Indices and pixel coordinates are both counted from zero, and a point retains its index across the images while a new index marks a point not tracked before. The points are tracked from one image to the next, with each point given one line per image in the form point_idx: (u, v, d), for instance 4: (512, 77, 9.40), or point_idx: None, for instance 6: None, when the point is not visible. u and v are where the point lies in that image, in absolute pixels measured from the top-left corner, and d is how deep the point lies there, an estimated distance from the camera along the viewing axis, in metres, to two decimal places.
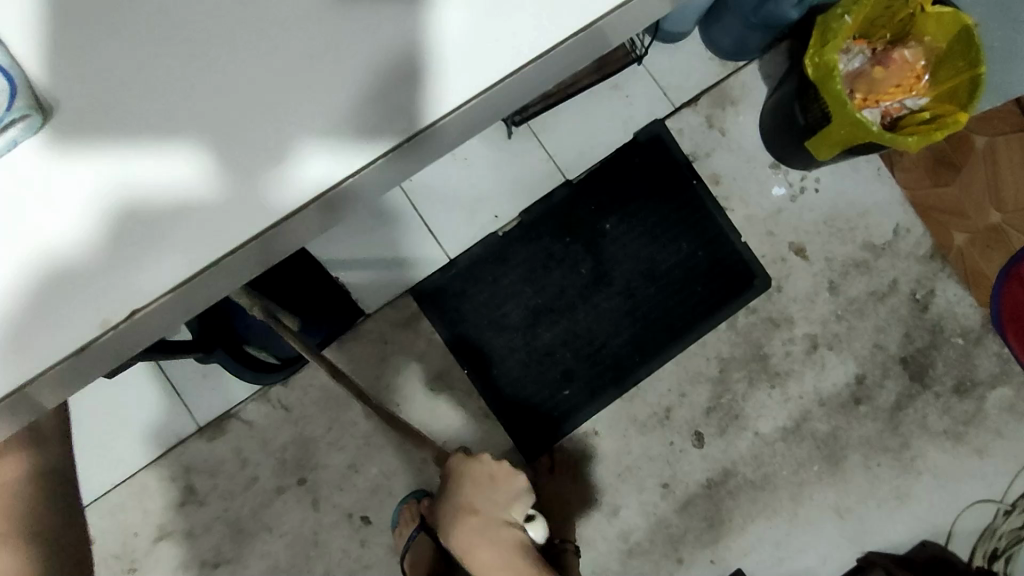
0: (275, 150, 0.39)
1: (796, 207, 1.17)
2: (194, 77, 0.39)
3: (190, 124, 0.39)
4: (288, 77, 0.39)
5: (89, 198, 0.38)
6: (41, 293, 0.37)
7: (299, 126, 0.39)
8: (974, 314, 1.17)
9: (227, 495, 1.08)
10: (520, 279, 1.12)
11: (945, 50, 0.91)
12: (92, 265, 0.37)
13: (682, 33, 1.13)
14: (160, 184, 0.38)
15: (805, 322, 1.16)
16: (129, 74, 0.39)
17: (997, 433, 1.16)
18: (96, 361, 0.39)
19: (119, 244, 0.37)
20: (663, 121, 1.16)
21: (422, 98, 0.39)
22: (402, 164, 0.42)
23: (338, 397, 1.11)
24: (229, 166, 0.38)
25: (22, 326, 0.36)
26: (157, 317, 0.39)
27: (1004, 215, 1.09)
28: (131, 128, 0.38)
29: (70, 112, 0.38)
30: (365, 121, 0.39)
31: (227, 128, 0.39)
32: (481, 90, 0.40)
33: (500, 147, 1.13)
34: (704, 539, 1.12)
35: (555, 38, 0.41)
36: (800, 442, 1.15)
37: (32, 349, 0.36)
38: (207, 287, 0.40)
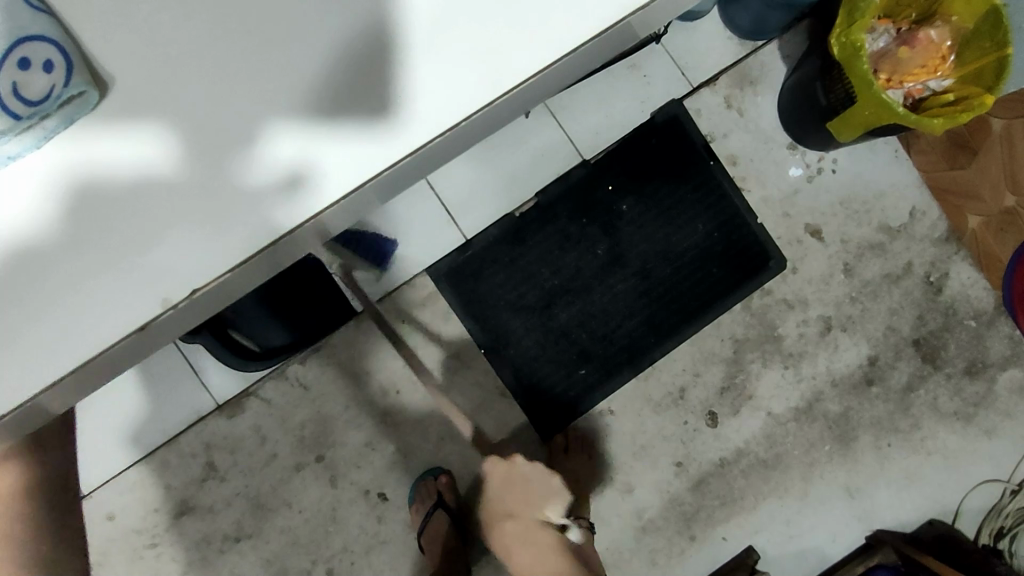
0: (299, 138, 0.40)
1: (813, 188, 1.16)
2: (214, 64, 0.40)
3: (206, 114, 0.40)
4: (304, 68, 0.40)
5: (123, 182, 0.39)
6: (98, 276, 0.39)
7: (328, 114, 0.40)
8: (987, 297, 1.18)
9: (247, 471, 1.09)
10: (534, 261, 1.12)
11: (971, 30, 0.90)
12: (138, 248, 0.39)
13: (702, 12, 1.12)
14: (191, 170, 0.39)
15: (819, 303, 1.16)
16: (171, 63, 0.40)
17: (1006, 414, 1.17)
18: (154, 336, 0.41)
19: (167, 230, 0.39)
20: (681, 101, 1.15)
21: (431, 96, 0.41)
22: (435, 154, 0.44)
23: (355, 375, 1.11)
24: (252, 154, 0.40)
25: (86, 305, 0.39)
26: (216, 293, 0.41)
27: (1018, 199, 1.06)
28: (163, 113, 0.40)
29: (115, 98, 0.40)
30: (397, 112, 0.40)
31: (241, 117, 0.40)
32: (505, 90, 0.41)
33: (519, 127, 1.13)
34: (716, 517, 1.14)
35: (579, 39, 0.42)
36: (811, 422, 1.16)
37: (96, 326, 0.39)
38: (259, 267, 0.42)
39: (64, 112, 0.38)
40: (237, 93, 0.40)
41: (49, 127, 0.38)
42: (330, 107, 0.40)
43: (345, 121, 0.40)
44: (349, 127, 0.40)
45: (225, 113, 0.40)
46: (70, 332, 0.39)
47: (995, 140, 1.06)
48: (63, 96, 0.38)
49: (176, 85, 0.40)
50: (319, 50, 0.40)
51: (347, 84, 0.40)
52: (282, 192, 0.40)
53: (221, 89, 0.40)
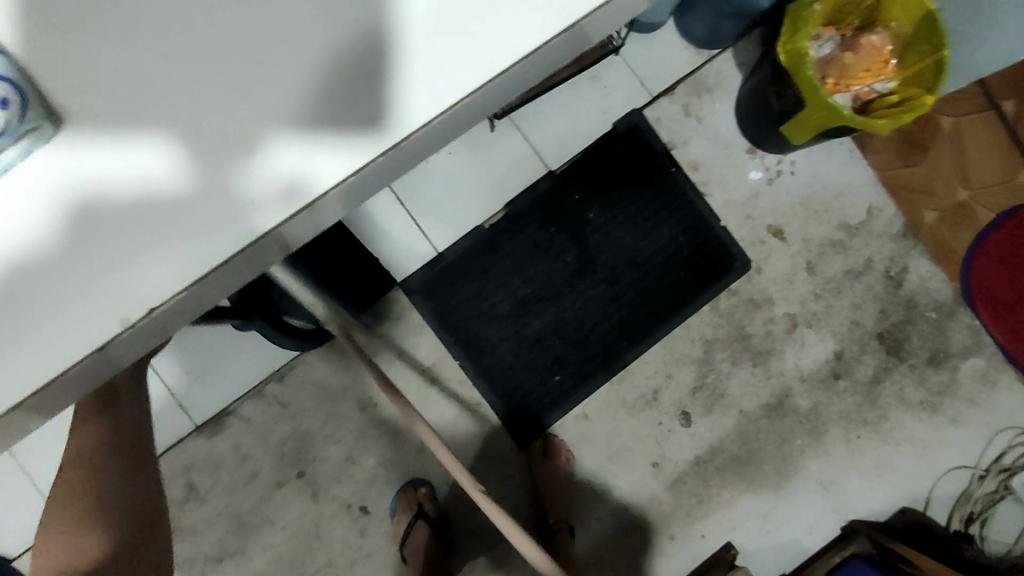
0: (275, 142, 0.40)
1: (772, 190, 1.19)
2: (185, 76, 0.40)
3: (179, 126, 0.40)
4: (274, 76, 0.40)
5: (94, 198, 0.39)
6: (67, 293, 0.39)
7: (299, 122, 0.40)
8: (946, 289, 1.22)
9: (229, 490, 1.10)
10: (506, 270, 1.14)
11: (910, 35, 0.94)
12: (111, 262, 0.39)
13: (657, 24, 1.15)
14: (167, 183, 0.39)
15: (785, 302, 1.19)
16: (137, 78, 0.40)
17: (970, 402, 1.21)
18: (118, 355, 0.41)
19: (137, 244, 0.39)
20: (641, 111, 1.18)
21: (400, 100, 0.40)
22: (407, 157, 0.44)
23: (332, 392, 1.12)
24: (232, 159, 0.40)
25: (55, 322, 0.39)
26: (176, 311, 0.41)
27: (971, 193, 1.10)
28: (135, 128, 0.40)
29: (83, 116, 0.39)
30: (365, 117, 0.40)
31: (212, 129, 0.40)
32: (470, 90, 0.41)
33: (484, 140, 1.15)
34: (694, 515, 1.16)
35: (542, 38, 0.42)
36: (782, 418, 1.18)
37: (62, 343, 0.39)
38: (222, 280, 0.42)
39: (20, 145, 0.38)
40: (210, 103, 0.40)
41: (10, 156, 0.38)
42: (307, 114, 0.40)
43: (317, 128, 0.40)
44: (319, 135, 0.40)
45: (199, 123, 0.40)
46: (35, 349, 0.39)
47: (945, 137, 1.10)
48: (20, 130, 0.37)
49: (152, 100, 0.40)
50: (289, 58, 0.40)
51: (319, 89, 0.40)
52: (252, 202, 0.40)
53: (193, 100, 0.40)
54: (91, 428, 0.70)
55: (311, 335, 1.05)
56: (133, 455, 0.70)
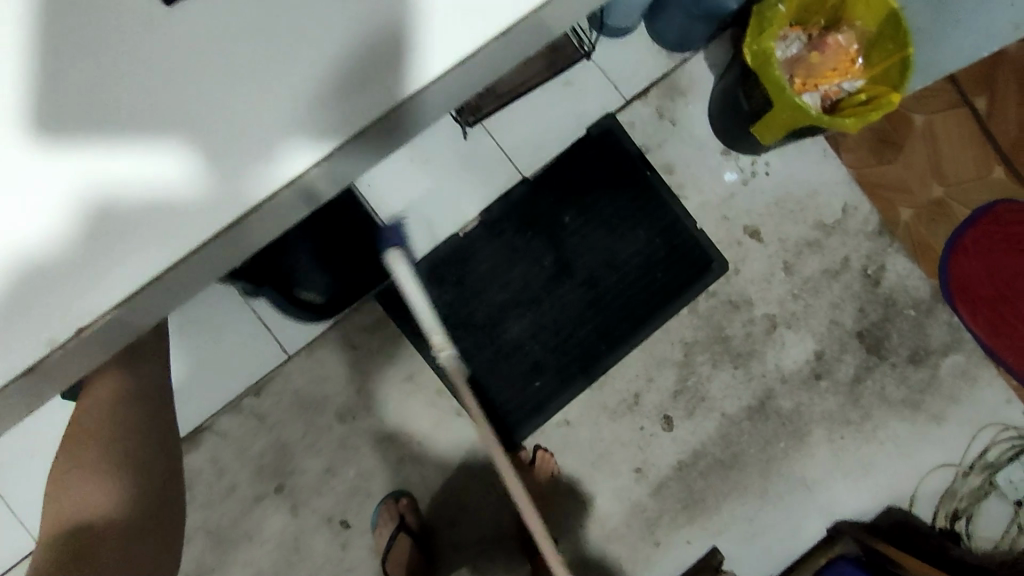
0: (265, 130, 0.39)
1: (748, 191, 1.19)
2: (177, 66, 0.39)
3: (170, 118, 0.39)
4: (266, 63, 0.40)
5: (72, 193, 0.38)
6: (32, 292, 0.38)
7: (287, 108, 0.39)
8: (925, 286, 1.22)
9: (206, 506, 1.08)
10: (482, 278, 1.14)
11: (875, 33, 0.95)
12: (81, 261, 0.38)
13: (628, 28, 1.15)
14: (149, 179, 0.39)
15: (763, 302, 1.19)
16: (124, 68, 0.39)
17: (952, 399, 1.21)
18: (56, 370, 0.40)
19: (112, 243, 0.38)
20: (615, 114, 1.18)
21: (384, 82, 0.40)
22: (383, 137, 0.43)
23: (309, 404, 1.11)
24: (219, 154, 0.39)
25: (16, 323, 0.38)
26: (116, 325, 0.41)
27: (945, 189, 1.25)
28: (119, 122, 0.39)
29: (66, 108, 0.38)
30: (352, 104, 0.40)
31: (206, 119, 0.39)
32: (446, 67, 0.41)
33: (458, 147, 1.15)
34: (679, 520, 1.15)
35: (513, 15, 0.41)
36: (764, 420, 1.18)
37: (16, 345, 0.38)
38: (176, 286, 0.41)
39: None
40: (204, 92, 0.39)
41: None
42: (299, 100, 0.40)
43: (305, 114, 0.40)
44: (307, 120, 0.40)
45: (190, 113, 0.39)
46: None
47: (918, 133, 1.26)
48: None
49: (111, 96, 0.39)
50: (280, 44, 0.40)
51: (308, 74, 0.40)
52: (229, 200, 0.39)
53: (185, 89, 0.39)
54: (118, 377, 0.74)
55: (322, 307, 1.07)
56: (154, 408, 0.76)
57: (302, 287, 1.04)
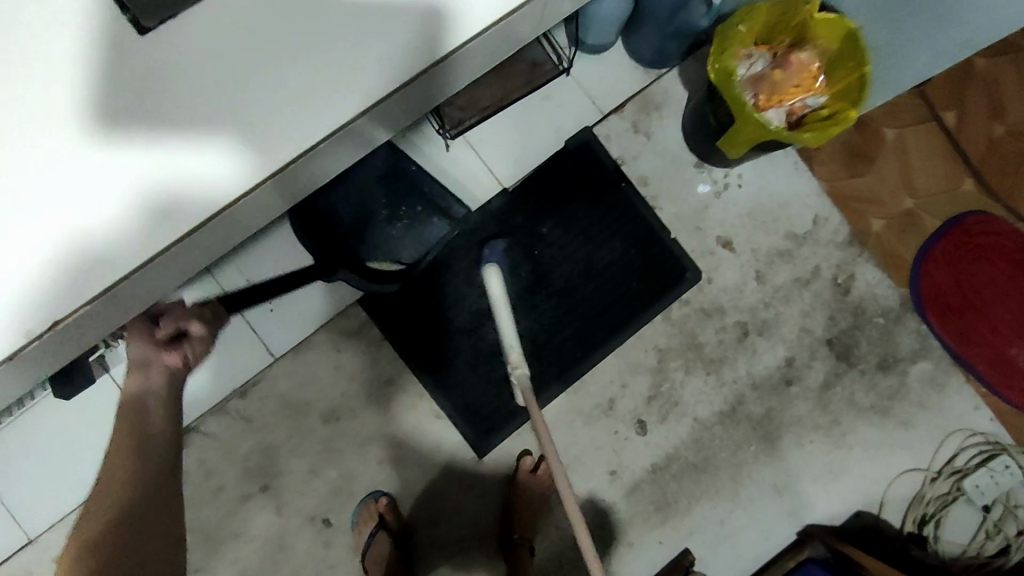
0: (295, 128, 0.50)
1: (721, 203, 1.23)
2: (232, 76, 0.49)
3: (221, 122, 0.49)
4: (303, 71, 0.50)
5: (125, 183, 0.47)
6: (77, 263, 0.47)
7: (317, 109, 0.51)
8: (893, 295, 1.26)
9: (193, 505, 1.12)
10: (461, 289, 1.17)
11: (835, 52, 0.99)
12: (123, 237, 0.47)
13: (604, 45, 1.19)
14: (192, 172, 0.48)
15: (735, 310, 1.22)
16: (186, 78, 0.48)
17: (920, 405, 1.24)
18: (50, 340, 0.49)
19: (150, 223, 0.48)
20: (592, 128, 1.22)
21: (386, 76, 0.51)
22: (376, 117, 0.55)
23: (294, 407, 1.15)
24: (254, 151, 0.50)
25: (58, 289, 0.46)
26: (98, 310, 0.50)
27: (916, 201, 1.28)
28: (171, 126, 0.48)
29: (128, 112, 0.47)
30: (363, 101, 0.51)
31: (253, 122, 0.49)
32: (430, 63, 0.52)
33: (439, 159, 1.19)
34: (652, 522, 1.18)
35: (478, 26, 0.53)
36: (736, 424, 1.21)
37: (45, 309, 0.46)
38: (160, 269, 0.51)
39: None
40: (250, 97, 0.49)
41: None
42: (330, 103, 0.51)
43: (330, 112, 0.51)
44: (329, 115, 0.51)
45: (237, 114, 0.49)
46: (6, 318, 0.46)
47: (890, 147, 1.29)
48: None
49: (174, 102, 0.48)
50: (314, 58, 0.50)
51: (330, 75, 0.50)
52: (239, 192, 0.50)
53: (237, 94, 0.49)
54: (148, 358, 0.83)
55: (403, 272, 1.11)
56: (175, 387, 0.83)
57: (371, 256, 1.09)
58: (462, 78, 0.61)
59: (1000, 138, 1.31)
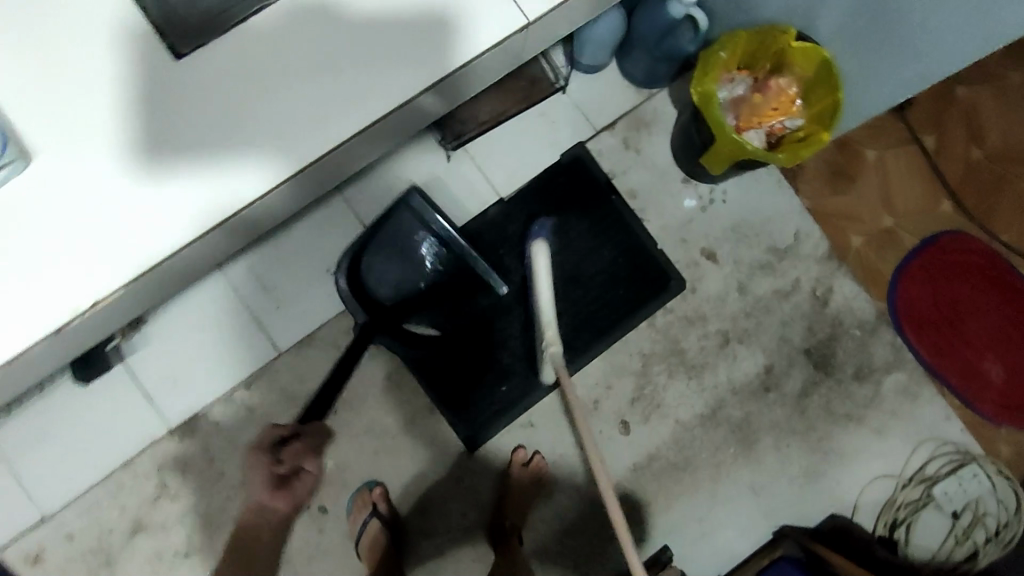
0: (312, 138, 0.69)
1: (706, 216, 1.30)
2: (257, 106, 0.67)
3: (246, 143, 0.67)
4: (318, 97, 0.68)
5: (166, 190, 0.65)
6: (132, 248, 0.65)
7: (325, 122, 0.69)
8: (870, 309, 1.31)
9: (198, 489, 1.19)
10: (461, 313, 1.24)
11: (811, 78, 1.05)
12: (165, 230, 0.66)
13: (599, 65, 1.26)
14: (220, 181, 0.67)
15: (717, 318, 1.29)
16: (221, 109, 0.66)
17: (893, 414, 1.30)
18: (107, 309, 0.67)
19: (184, 220, 0.66)
20: (585, 143, 1.29)
21: (391, 90, 0.70)
22: (383, 129, 0.73)
23: (295, 399, 1.21)
24: (270, 163, 0.68)
25: (115, 267, 0.65)
26: (141, 287, 0.68)
27: (895, 220, 1.34)
28: (204, 149, 0.66)
29: (173, 135, 0.65)
30: (368, 114, 0.70)
31: (274, 140, 0.68)
32: (432, 81, 0.71)
33: (439, 169, 1.26)
34: (631, 517, 1.25)
35: (480, 49, 0.72)
36: (715, 427, 1.27)
37: (105, 283, 0.65)
38: (189, 257, 0.70)
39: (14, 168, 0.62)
40: (270, 121, 0.67)
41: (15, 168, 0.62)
42: (336, 116, 0.69)
43: (338, 123, 0.69)
44: (336, 126, 0.69)
45: (262, 133, 0.67)
46: (80, 288, 0.64)
47: (871, 166, 1.36)
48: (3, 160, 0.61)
49: (209, 128, 0.66)
50: (330, 82, 0.68)
51: (341, 100, 0.69)
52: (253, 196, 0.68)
53: (263, 119, 0.67)
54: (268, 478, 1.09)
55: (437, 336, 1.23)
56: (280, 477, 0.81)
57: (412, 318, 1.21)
58: (470, 93, 0.81)
59: (977, 160, 1.38)
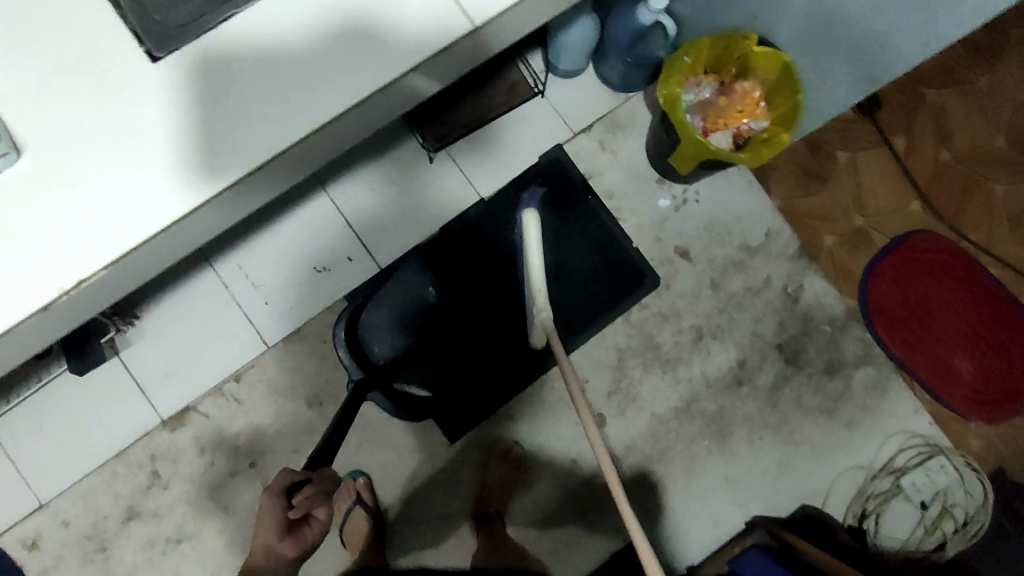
0: (312, 106, 0.55)
1: (679, 216, 1.34)
2: (256, 70, 0.54)
3: (249, 106, 0.54)
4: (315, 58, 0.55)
5: (167, 158, 0.53)
6: (120, 224, 0.52)
7: (328, 83, 0.55)
8: (840, 305, 1.35)
9: (188, 478, 1.24)
10: (447, 362, 1.26)
11: (773, 82, 1.10)
12: (164, 204, 0.53)
13: (576, 70, 1.31)
14: (229, 149, 0.54)
15: (691, 315, 1.33)
16: (219, 73, 0.53)
17: (863, 407, 1.33)
18: (85, 297, 0.55)
19: (185, 190, 0.53)
20: (563, 145, 1.34)
21: (390, 58, 0.56)
22: (378, 104, 0.59)
23: (282, 392, 1.26)
24: (279, 128, 0.54)
25: (98, 246, 0.52)
26: (131, 267, 0.56)
27: (865, 220, 1.39)
28: (208, 112, 0.53)
29: (167, 99, 0.53)
30: (372, 79, 0.56)
31: (276, 106, 0.54)
32: (429, 51, 0.57)
33: (422, 170, 1.31)
34: (607, 507, 1.29)
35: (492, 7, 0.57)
36: (690, 420, 1.31)
37: (86, 263, 0.52)
38: (185, 231, 0.57)
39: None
40: (270, 88, 0.54)
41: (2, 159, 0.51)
42: (337, 78, 0.55)
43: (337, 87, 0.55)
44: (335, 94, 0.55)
45: (264, 98, 0.54)
46: (56, 272, 0.52)
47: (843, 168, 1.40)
48: None
49: (209, 91, 0.53)
50: (327, 41, 0.55)
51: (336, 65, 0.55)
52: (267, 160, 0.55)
53: (260, 84, 0.54)
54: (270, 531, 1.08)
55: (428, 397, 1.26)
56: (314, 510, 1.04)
57: (399, 376, 1.24)
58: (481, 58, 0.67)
59: (947, 162, 1.43)
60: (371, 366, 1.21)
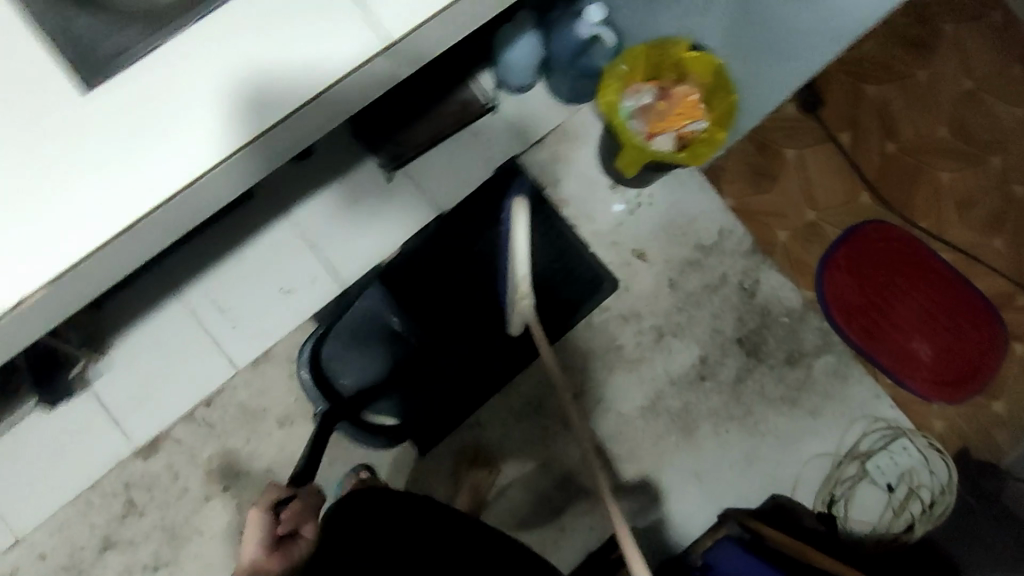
0: (239, 121, 0.58)
1: (634, 219, 1.38)
2: (182, 93, 0.57)
3: (178, 125, 0.57)
4: (238, 76, 0.57)
5: (99, 174, 0.56)
6: (60, 242, 0.55)
7: (256, 97, 0.58)
8: (796, 297, 1.39)
9: (163, 505, 1.25)
10: (416, 382, 1.28)
11: (710, 83, 1.15)
12: (100, 219, 0.56)
13: (527, 85, 1.35)
14: (160, 164, 0.57)
15: (651, 315, 1.36)
16: (146, 95, 0.56)
17: (825, 395, 1.36)
18: (30, 314, 0.58)
19: (123, 206, 0.56)
20: (517, 157, 1.38)
21: (312, 76, 0.59)
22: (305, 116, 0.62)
23: (252, 414, 1.28)
24: (209, 142, 0.57)
25: (39, 263, 0.55)
26: (73, 284, 0.58)
27: (817, 214, 1.43)
28: (137, 128, 0.56)
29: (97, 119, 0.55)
30: (300, 94, 0.59)
31: (205, 124, 0.57)
32: (355, 65, 0.60)
33: (381, 190, 1.34)
34: (580, 509, 1.31)
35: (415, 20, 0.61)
36: (656, 417, 1.34)
37: (28, 281, 0.55)
38: (128, 247, 0.60)
39: None
40: (194, 106, 0.57)
41: None
42: (260, 95, 0.58)
43: (263, 102, 0.58)
44: (262, 110, 0.58)
45: (190, 117, 0.57)
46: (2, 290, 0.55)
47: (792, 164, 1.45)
48: None
49: (139, 110, 0.56)
50: (245, 57, 0.57)
51: (259, 84, 0.58)
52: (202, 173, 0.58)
53: (187, 104, 0.57)
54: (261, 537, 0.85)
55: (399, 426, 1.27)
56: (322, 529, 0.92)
57: (367, 406, 1.25)
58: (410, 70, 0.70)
59: (893, 153, 1.47)
60: (338, 399, 1.23)
